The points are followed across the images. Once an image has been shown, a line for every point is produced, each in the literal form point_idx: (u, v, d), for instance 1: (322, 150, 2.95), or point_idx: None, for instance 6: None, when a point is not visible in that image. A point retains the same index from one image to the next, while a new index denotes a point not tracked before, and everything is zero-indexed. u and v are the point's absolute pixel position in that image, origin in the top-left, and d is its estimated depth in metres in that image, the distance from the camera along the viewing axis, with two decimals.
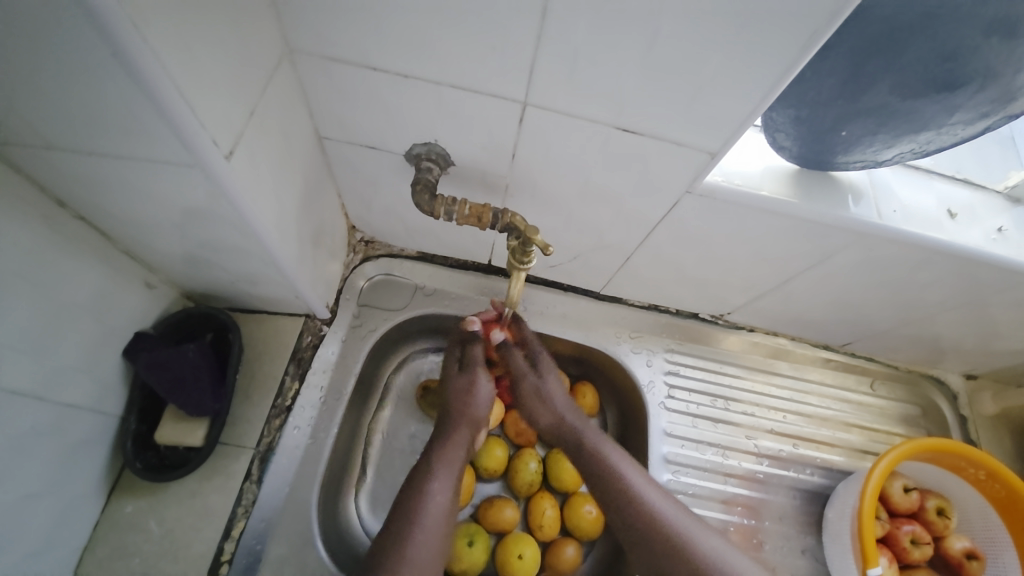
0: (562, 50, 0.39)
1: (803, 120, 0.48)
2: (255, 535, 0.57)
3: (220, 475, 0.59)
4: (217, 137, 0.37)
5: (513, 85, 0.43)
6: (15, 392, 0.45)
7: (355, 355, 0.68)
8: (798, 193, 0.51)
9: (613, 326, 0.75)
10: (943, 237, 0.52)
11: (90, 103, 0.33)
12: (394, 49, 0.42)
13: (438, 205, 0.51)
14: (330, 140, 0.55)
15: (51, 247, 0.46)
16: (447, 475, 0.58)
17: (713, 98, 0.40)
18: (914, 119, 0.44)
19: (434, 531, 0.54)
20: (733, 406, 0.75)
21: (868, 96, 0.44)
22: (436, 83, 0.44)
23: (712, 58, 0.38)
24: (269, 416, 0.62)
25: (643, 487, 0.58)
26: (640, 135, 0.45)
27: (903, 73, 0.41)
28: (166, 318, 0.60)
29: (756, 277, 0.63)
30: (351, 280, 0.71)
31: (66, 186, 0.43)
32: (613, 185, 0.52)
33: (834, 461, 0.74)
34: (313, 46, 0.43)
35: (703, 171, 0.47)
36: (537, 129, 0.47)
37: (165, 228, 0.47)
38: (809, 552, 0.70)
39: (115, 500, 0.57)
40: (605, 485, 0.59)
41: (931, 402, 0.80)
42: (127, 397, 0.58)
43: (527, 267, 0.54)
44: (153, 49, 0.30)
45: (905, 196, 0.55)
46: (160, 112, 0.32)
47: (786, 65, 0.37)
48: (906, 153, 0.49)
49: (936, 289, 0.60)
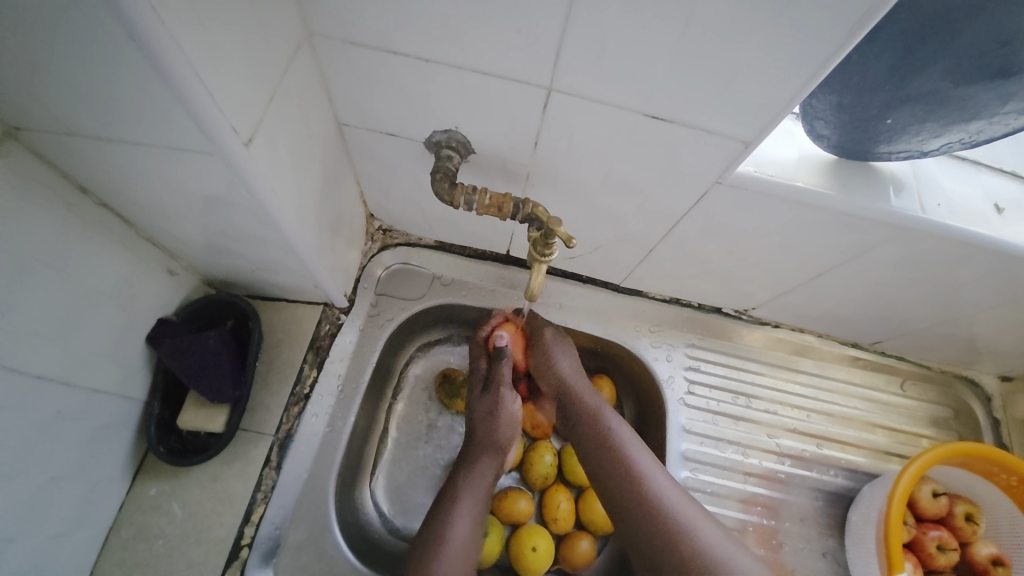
0: (589, 33, 0.37)
1: (844, 108, 0.45)
2: (274, 521, 0.58)
3: (240, 461, 0.59)
4: (237, 124, 0.36)
5: (538, 70, 0.41)
6: (42, 376, 0.46)
7: (373, 344, 0.68)
8: (834, 183, 0.49)
9: (633, 320, 0.74)
10: (988, 233, 0.49)
11: (110, 90, 0.33)
12: (414, 33, 0.41)
13: (458, 195, 0.50)
14: (348, 127, 0.54)
15: (75, 233, 0.46)
16: (472, 499, 0.59)
17: (750, 83, 0.38)
18: (966, 107, 0.41)
19: (458, 553, 0.55)
20: (755, 403, 0.73)
21: (917, 82, 0.41)
22: (457, 68, 0.43)
23: (754, 38, 0.35)
24: (288, 403, 0.62)
25: (653, 471, 0.57)
26: (670, 122, 0.43)
27: (958, 56, 0.38)
28: (187, 305, 0.61)
29: (784, 272, 0.61)
30: (369, 268, 0.70)
31: (88, 173, 0.43)
32: (639, 175, 0.50)
33: (859, 462, 0.72)
34: (333, 30, 0.42)
35: (735, 161, 0.45)
36: (561, 116, 0.45)
37: (185, 216, 0.47)
38: (830, 554, 0.68)
39: (140, 482, 0.58)
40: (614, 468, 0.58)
41: (963, 404, 0.77)
42: (151, 383, 0.59)
43: (549, 259, 0.53)
44: (172, 32, 0.29)
45: (949, 190, 0.52)
46: (178, 98, 0.32)
47: (833, 47, 0.34)
48: (954, 143, 0.46)
49: (977, 287, 0.57)
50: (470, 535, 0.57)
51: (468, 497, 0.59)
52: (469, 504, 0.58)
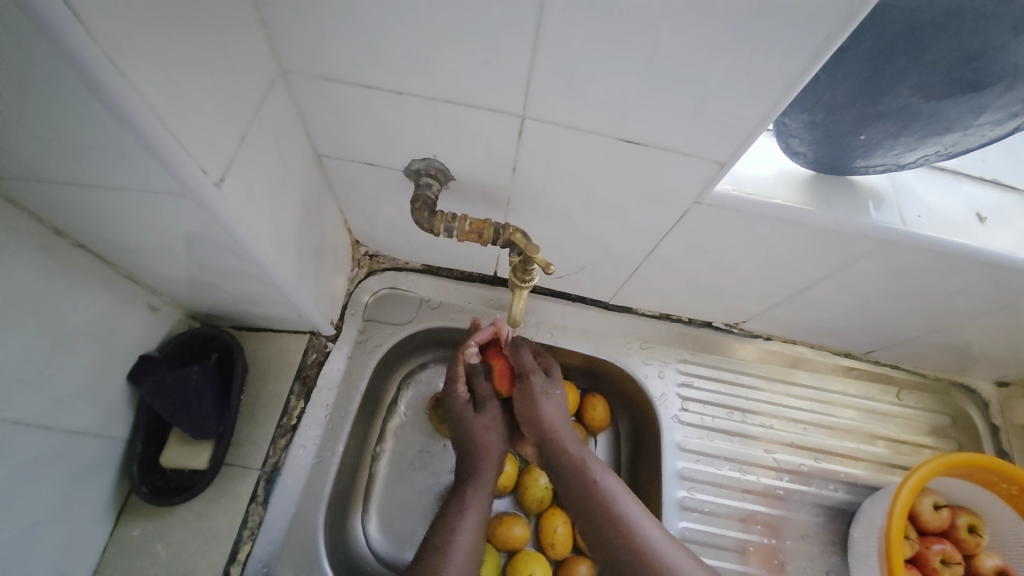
0: (558, 63, 0.38)
1: (817, 125, 0.45)
2: (261, 558, 0.57)
3: (226, 497, 0.58)
4: (206, 165, 0.36)
5: (510, 99, 0.41)
6: (18, 422, 0.45)
7: (361, 371, 0.67)
8: (814, 199, 0.49)
9: (624, 337, 0.73)
10: (970, 243, 0.49)
11: (78, 138, 0.33)
12: (386, 68, 0.41)
13: (438, 222, 0.50)
14: (328, 158, 0.54)
15: (51, 276, 0.46)
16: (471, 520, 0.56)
17: (720, 105, 0.38)
18: (939, 120, 0.41)
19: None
20: (750, 418, 0.72)
21: (888, 98, 0.41)
22: (431, 99, 0.43)
23: (718, 64, 0.35)
24: (275, 436, 0.61)
25: (639, 518, 0.55)
26: (644, 146, 0.43)
27: (926, 73, 0.38)
28: (170, 340, 0.60)
29: (770, 287, 0.61)
30: (356, 295, 0.70)
31: (62, 216, 0.43)
32: (618, 196, 0.50)
33: (859, 475, 0.71)
34: (306, 66, 0.42)
35: (713, 181, 0.45)
36: (537, 142, 0.45)
37: (164, 254, 0.47)
38: (834, 572, 0.66)
39: (123, 523, 0.57)
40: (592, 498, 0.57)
41: (961, 411, 0.76)
42: (133, 421, 0.58)
43: (529, 284, 0.53)
44: (132, 83, 0.29)
45: (930, 201, 0.52)
46: (144, 145, 0.32)
47: (798, 70, 0.35)
48: (930, 155, 0.46)
49: (966, 296, 0.57)
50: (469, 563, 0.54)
51: (470, 510, 0.57)
52: (472, 516, 0.57)
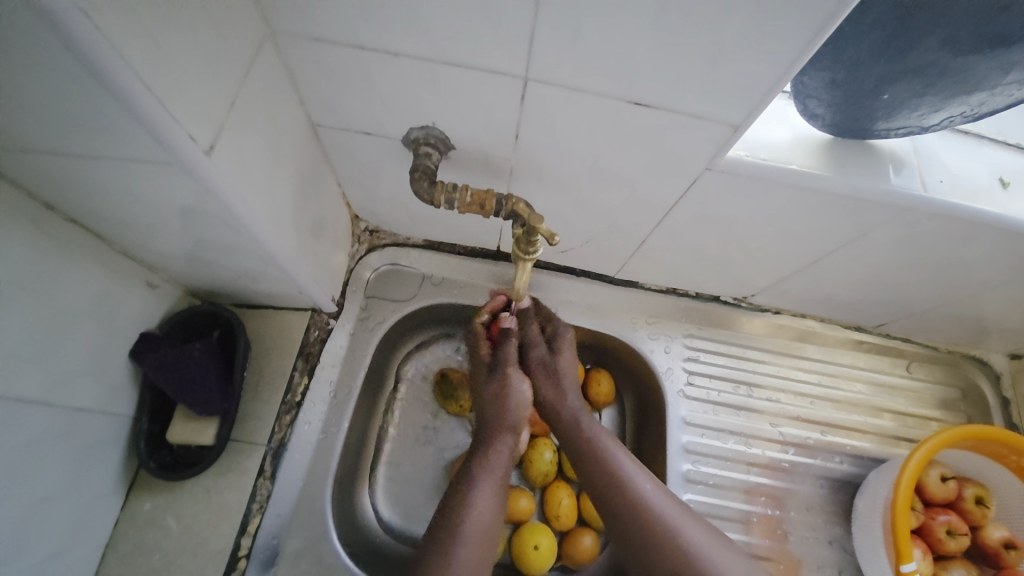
0: (563, 20, 0.35)
1: (838, 84, 0.43)
2: (270, 531, 0.57)
3: (233, 472, 0.59)
4: (195, 132, 0.34)
5: (513, 60, 0.39)
6: (22, 399, 0.45)
7: (364, 348, 0.66)
8: (830, 164, 0.47)
9: (629, 312, 0.72)
10: (993, 210, 0.47)
11: (59, 103, 0.31)
12: (381, 29, 0.39)
13: (438, 193, 0.48)
14: (324, 128, 0.52)
15: (45, 252, 0.45)
16: (489, 480, 0.55)
17: (734, 64, 0.36)
18: (968, 78, 0.39)
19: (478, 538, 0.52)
20: (757, 392, 0.71)
21: (913, 54, 0.38)
22: (428, 61, 0.41)
23: (735, 16, 0.33)
24: (279, 412, 0.61)
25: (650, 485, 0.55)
26: (653, 109, 0.41)
27: (954, 26, 0.36)
28: (171, 317, 0.60)
29: (780, 258, 0.59)
30: (357, 271, 0.69)
31: (52, 190, 0.41)
32: (625, 165, 0.48)
33: (865, 448, 0.70)
34: (297, 28, 0.40)
35: (725, 146, 0.43)
36: (541, 107, 0.43)
37: (159, 229, 0.46)
38: (838, 542, 0.67)
39: (133, 497, 0.58)
40: (602, 465, 0.56)
41: (971, 384, 0.75)
42: (138, 398, 0.58)
43: (533, 256, 0.51)
44: (110, 41, 0.28)
45: (952, 166, 0.49)
46: (126, 108, 0.30)
47: (820, 22, 0.32)
48: (955, 117, 0.43)
49: (985, 266, 0.55)
50: (488, 523, 0.53)
51: (486, 477, 0.55)
52: (488, 483, 0.55)
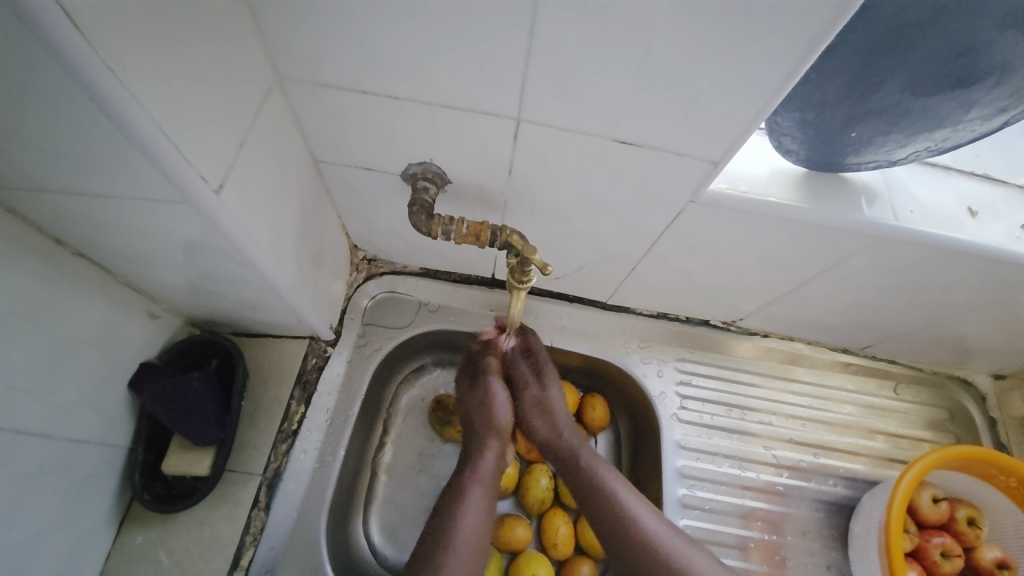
0: (553, 67, 0.38)
1: (809, 123, 0.46)
2: (264, 564, 0.57)
3: (228, 503, 0.58)
4: (206, 172, 0.36)
5: (506, 103, 0.42)
6: (21, 431, 0.45)
7: (360, 375, 0.67)
8: (807, 197, 0.49)
9: (622, 336, 0.74)
10: (962, 237, 0.50)
11: (78, 148, 0.33)
12: (383, 75, 0.41)
13: (435, 225, 0.50)
14: (325, 163, 0.54)
15: (51, 285, 0.46)
16: (478, 492, 0.57)
17: (711, 106, 0.39)
18: (929, 117, 0.42)
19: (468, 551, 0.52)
20: (750, 415, 0.72)
21: (877, 96, 0.42)
22: (427, 104, 0.43)
23: (711, 63, 0.36)
24: (275, 441, 0.62)
25: (634, 502, 0.57)
26: (637, 147, 0.44)
27: (913, 71, 0.39)
28: (170, 347, 0.60)
29: (766, 284, 0.61)
30: (355, 299, 0.70)
31: (62, 226, 0.43)
32: (614, 197, 0.50)
33: (859, 470, 0.71)
34: (303, 73, 0.43)
35: (706, 180, 0.46)
36: (533, 144, 0.46)
37: (164, 262, 0.47)
38: (835, 567, 0.67)
39: (125, 531, 0.57)
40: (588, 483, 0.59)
41: (958, 405, 0.77)
42: (134, 428, 0.58)
43: (527, 286, 0.54)
44: (132, 92, 0.30)
45: (922, 197, 0.52)
46: (143, 153, 0.32)
47: (789, 69, 0.35)
48: (921, 152, 0.46)
49: (961, 290, 0.57)
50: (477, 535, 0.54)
51: (475, 486, 0.57)
52: (477, 492, 0.57)
